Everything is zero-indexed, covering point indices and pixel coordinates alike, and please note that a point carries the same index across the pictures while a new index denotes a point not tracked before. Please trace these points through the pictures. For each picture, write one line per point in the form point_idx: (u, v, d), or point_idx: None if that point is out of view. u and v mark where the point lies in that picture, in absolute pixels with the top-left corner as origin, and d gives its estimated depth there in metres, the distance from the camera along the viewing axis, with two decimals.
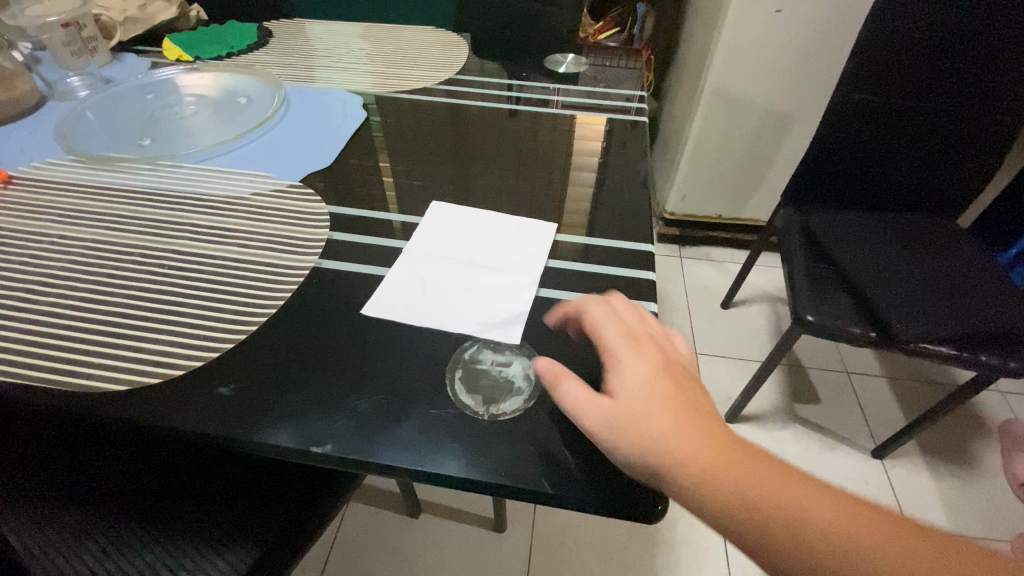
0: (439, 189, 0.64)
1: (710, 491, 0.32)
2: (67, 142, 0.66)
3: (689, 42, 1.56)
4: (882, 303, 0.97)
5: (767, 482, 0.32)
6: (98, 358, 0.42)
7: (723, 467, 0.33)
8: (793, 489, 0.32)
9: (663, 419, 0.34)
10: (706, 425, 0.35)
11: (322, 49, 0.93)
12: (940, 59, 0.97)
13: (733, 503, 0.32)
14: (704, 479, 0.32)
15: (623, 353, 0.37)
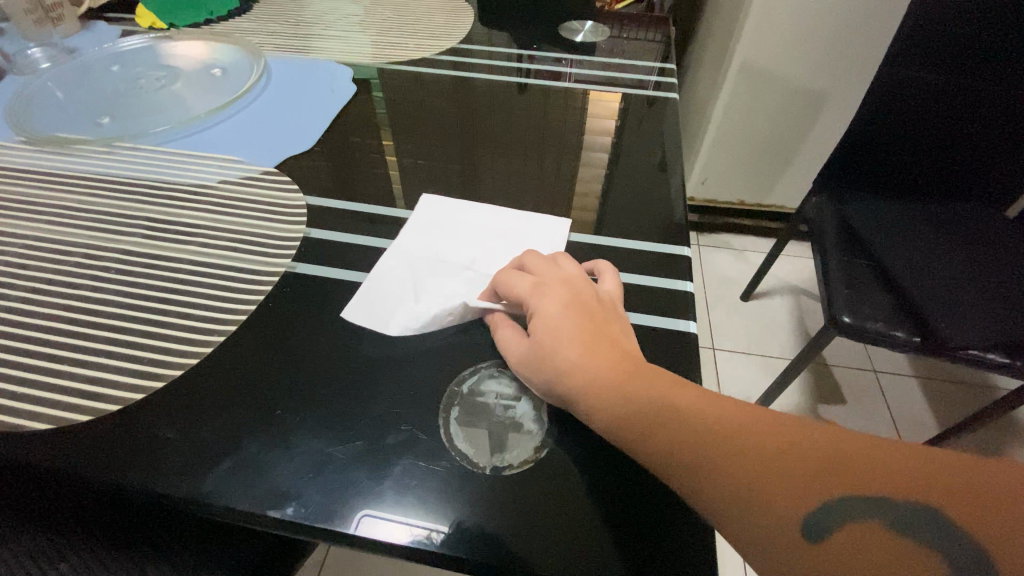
0: (443, 169, 0.56)
1: (645, 446, 0.30)
2: (16, 120, 0.58)
3: (715, 10, 1.43)
4: (929, 310, 0.89)
5: (715, 429, 0.29)
6: (19, 385, 0.35)
7: (659, 422, 0.30)
8: (742, 428, 0.29)
9: (574, 365, 0.33)
10: (626, 367, 0.33)
11: (311, 15, 0.84)
12: (999, 32, 0.87)
13: (679, 462, 0.29)
14: (634, 433, 0.31)
15: (531, 301, 0.37)
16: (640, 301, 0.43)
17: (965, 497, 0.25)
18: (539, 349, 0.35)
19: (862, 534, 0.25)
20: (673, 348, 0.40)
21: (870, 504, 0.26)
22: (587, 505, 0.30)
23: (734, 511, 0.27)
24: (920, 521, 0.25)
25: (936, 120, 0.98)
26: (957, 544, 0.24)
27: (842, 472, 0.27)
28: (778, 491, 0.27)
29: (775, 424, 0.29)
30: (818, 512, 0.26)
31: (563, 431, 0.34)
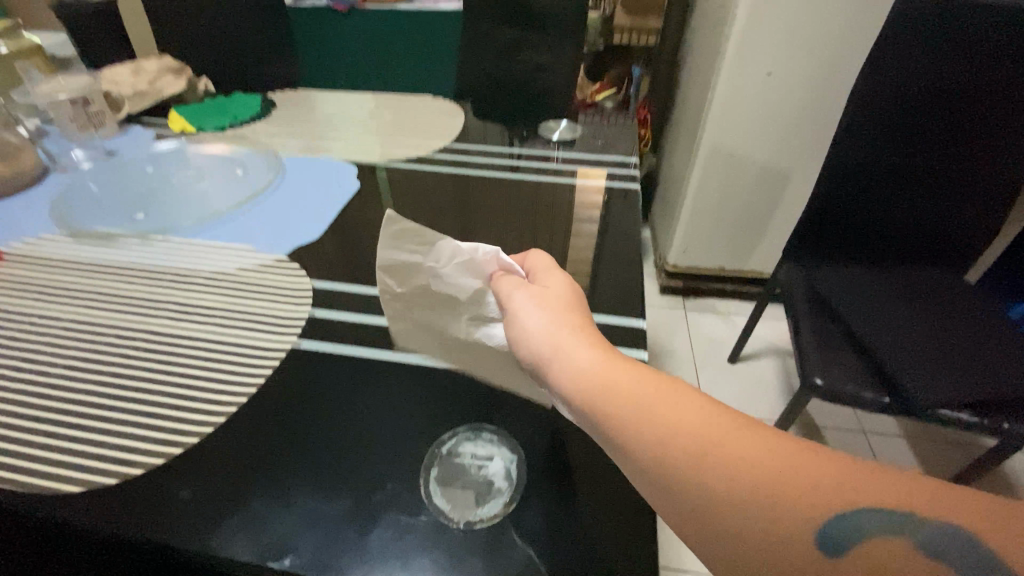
0: None
1: (652, 456, 0.30)
2: (63, 217, 0.67)
3: (685, 99, 1.60)
4: (897, 368, 0.93)
5: (742, 449, 0.29)
6: (54, 451, 0.40)
7: (677, 404, 0.32)
8: (761, 446, 0.29)
9: (574, 346, 0.36)
10: (634, 372, 0.34)
11: (324, 119, 0.96)
12: (936, 117, 0.98)
13: (688, 479, 0.29)
14: (643, 438, 0.31)
15: (544, 284, 0.42)
16: None
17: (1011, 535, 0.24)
18: (542, 321, 0.38)
19: (882, 557, 0.26)
20: None
21: (898, 528, 0.26)
22: (546, 560, 0.34)
23: (746, 532, 0.27)
24: (956, 547, 0.25)
25: (890, 194, 1.08)
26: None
27: (874, 500, 0.27)
28: (795, 513, 0.27)
29: (799, 446, 0.29)
30: (837, 536, 0.26)
31: (528, 488, 0.38)
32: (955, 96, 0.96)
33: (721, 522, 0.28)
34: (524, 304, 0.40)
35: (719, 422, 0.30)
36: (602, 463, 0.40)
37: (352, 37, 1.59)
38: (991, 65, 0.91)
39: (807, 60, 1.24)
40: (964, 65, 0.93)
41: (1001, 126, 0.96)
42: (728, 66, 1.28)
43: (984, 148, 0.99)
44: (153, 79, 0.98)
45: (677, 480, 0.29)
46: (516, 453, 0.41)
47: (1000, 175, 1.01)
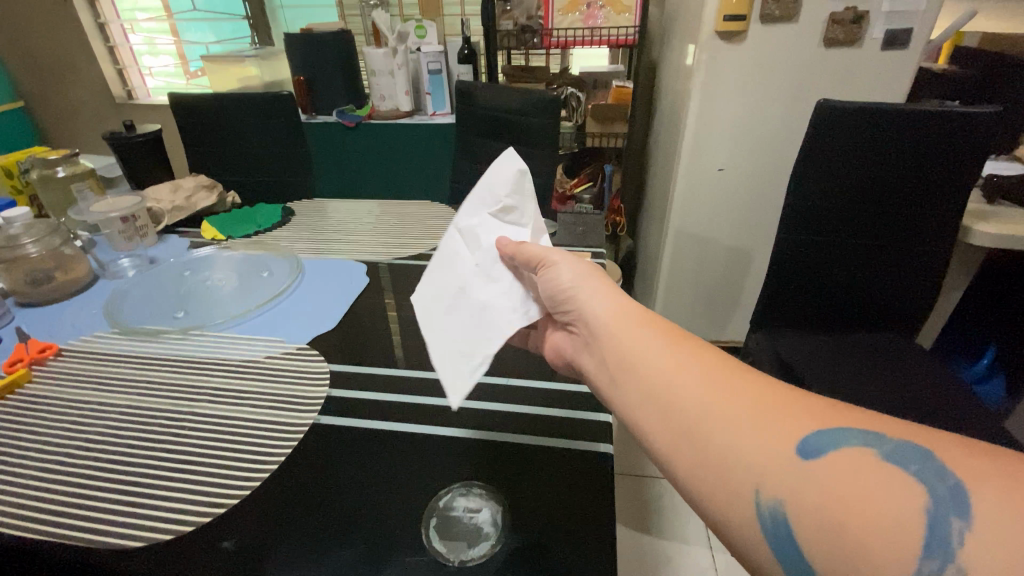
0: None
1: (672, 382, 0.41)
2: (114, 317, 0.78)
3: (653, 191, 1.80)
4: None
5: (734, 390, 0.39)
6: (116, 515, 0.47)
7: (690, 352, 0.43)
8: (765, 389, 0.39)
9: (617, 307, 0.49)
10: (669, 332, 0.46)
11: (336, 224, 1.11)
12: (871, 196, 1.12)
13: (699, 400, 0.39)
14: (667, 367, 0.42)
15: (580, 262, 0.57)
16: (576, 432, 0.57)
17: (967, 460, 0.31)
18: (590, 288, 0.51)
19: (852, 463, 0.32)
20: (601, 465, 0.53)
21: (867, 443, 0.33)
22: None
23: (737, 435, 0.36)
24: (911, 456, 0.32)
25: (837, 265, 1.20)
26: (943, 480, 0.30)
27: (853, 428, 0.35)
28: (780, 426, 0.36)
29: (797, 396, 0.39)
30: (811, 442, 0.34)
31: (511, 531, 0.47)
32: (879, 179, 1.10)
33: (720, 431, 0.37)
34: (567, 257, 0.53)
35: (721, 368, 0.41)
36: (572, 509, 0.49)
37: (359, 149, 1.82)
38: (908, 151, 1.07)
39: (751, 159, 1.44)
40: (885, 154, 1.08)
41: (928, 203, 1.10)
42: (683, 165, 1.48)
43: (915, 222, 1.12)
44: (189, 195, 1.14)
45: (691, 400, 0.40)
46: (501, 504, 0.49)
47: (930, 247, 1.14)
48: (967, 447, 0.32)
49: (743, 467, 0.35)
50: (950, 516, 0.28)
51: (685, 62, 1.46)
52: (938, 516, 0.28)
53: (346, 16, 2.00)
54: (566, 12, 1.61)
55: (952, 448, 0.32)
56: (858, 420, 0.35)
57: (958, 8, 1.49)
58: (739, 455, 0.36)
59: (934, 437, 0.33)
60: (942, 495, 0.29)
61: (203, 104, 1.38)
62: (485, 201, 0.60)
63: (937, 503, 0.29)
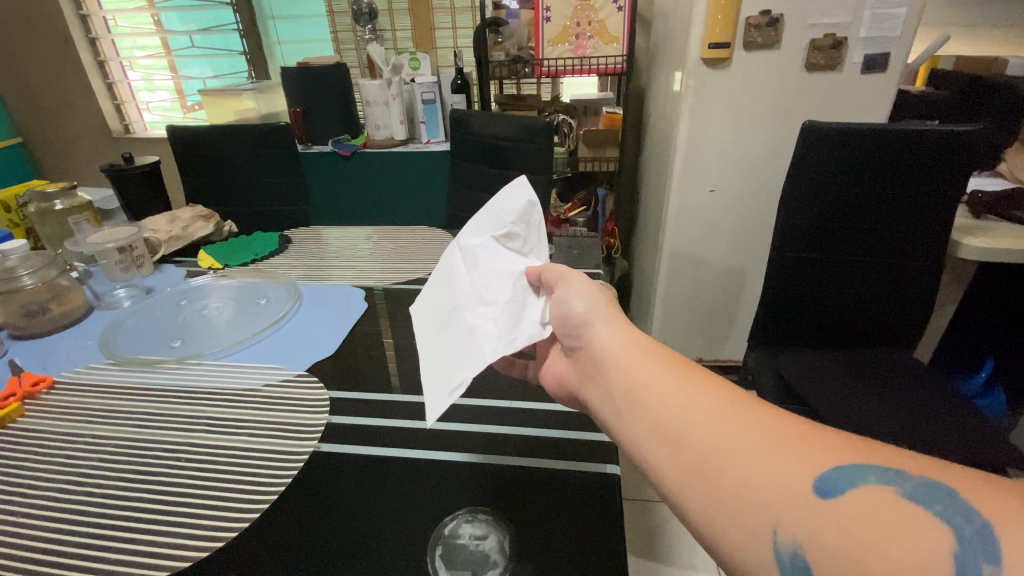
0: None
1: (683, 420, 0.40)
2: (110, 347, 0.77)
3: (647, 211, 1.82)
4: None
5: (749, 425, 0.38)
6: (110, 552, 0.46)
7: (700, 387, 0.42)
8: (781, 425, 0.38)
9: (625, 342, 0.48)
10: (681, 368, 0.45)
11: (334, 251, 1.12)
12: (861, 216, 1.14)
13: (711, 440, 0.38)
14: (679, 405, 0.41)
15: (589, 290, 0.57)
16: (582, 453, 0.56)
17: (994, 498, 0.29)
18: (597, 322, 0.51)
19: (873, 503, 0.30)
20: (608, 486, 0.52)
21: (887, 482, 0.32)
22: None
23: (749, 472, 0.35)
24: (933, 497, 0.30)
25: (830, 284, 1.22)
26: (968, 520, 0.28)
27: (871, 465, 0.33)
28: (796, 465, 0.34)
29: (814, 432, 0.37)
30: (829, 480, 0.33)
31: (518, 559, 0.46)
32: (866, 200, 1.13)
33: (735, 469, 0.36)
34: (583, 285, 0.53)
35: (730, 403, 0.40)
36: (581, 534, 0.48)
37: (355, 177, 1.84)
38: (895, 172, 1.10)
39: (741, 182, 1.48)
40: (872, 175, 1.11)
41: (917, 221, 1.12)
42: (675, 187, 1.51)
43: (906, 241, 1.14)
44: (186, 225, 1.14)
45: (704, 436, 0.38)
46: (507, 531, 0.48)
47: (920, 264, 1.16)
48: (996, 486, 0.30)
49: (758, 505, 0.34)
50: (979, 559, 0.26)
51: (672, 88, 1.50)
52: (966, 558, 0.27)
53: (340, 49, 2.05)
54: (555, 43, 1.66)
55: (978, 486, 0.30)
56: (878, 456, 0.34)
57: (931, 33, 1.55)
58: (754, 494, 0.34)
59: (960, 477, 0.31)
60: (969, 536, 0.27)
61: (202, 136, 1.40)
62: (490, 225, 0.61)
63: (963, 545, 0.27)
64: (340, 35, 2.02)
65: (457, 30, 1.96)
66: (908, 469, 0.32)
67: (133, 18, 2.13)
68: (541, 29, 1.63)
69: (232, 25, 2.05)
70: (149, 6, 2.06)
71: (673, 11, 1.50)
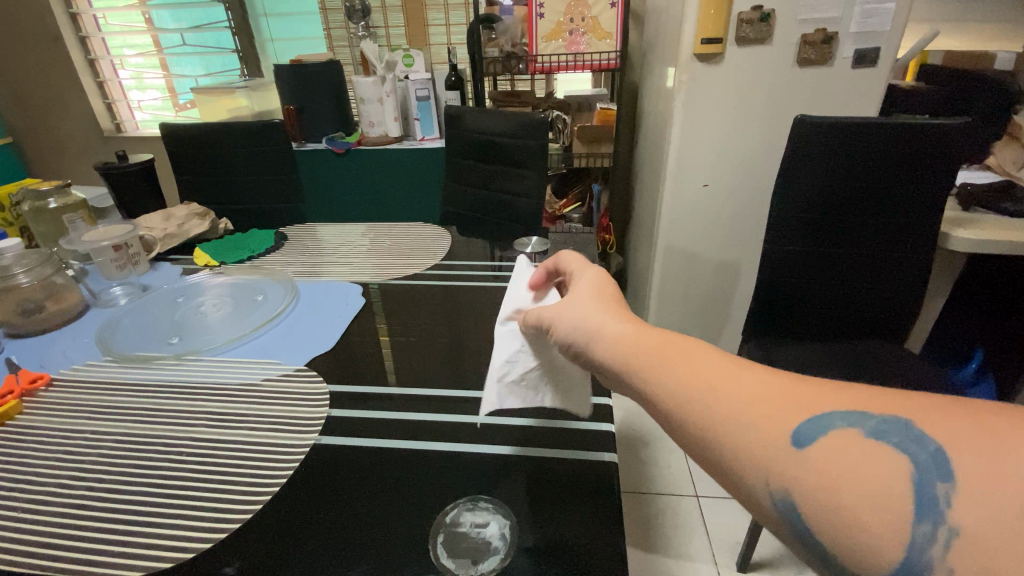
0: (433, 343, 0.77)
1: (663, 396, 0.38)
2: (106, 345, 0.77)
3: (641, 204, 1.83)
4: None
5: (730, 388, 0.36)
6: (112, 547, 0.46)
7: (676, 364, 0.39)
8: (753, 378, 0.36)
9: (613, 325, 0.46)
10: (658, 339, 0.42)
11: (330, 248, 1.12)
12: (847, 206, 1.16)
13: (684, 406, 0.37)
14: (659, 381, 0.39)
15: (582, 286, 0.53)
16: (578, 442, 0.57)
17: (948, 421, 0.29)
18: (582, 311, 0.49)
19: (840, 444, 0.30)
20: (606, 472, 0.53)
21: (851, 422, 0.31)
22: None
23: (733, 436, 0.34)
24: (892, 428, 0.30)
25: (823, 276, 1.23)
26: (922, 446, 0.28)
27: (835, 406, 0.32)
28: (767, 418, 0.33)
29: (781, 379, 0.36)
30: (804, 428, 0.31)
31: (517, 546, 0.46)
32: (851, 189, 1.14)
33: (713, 434, 0.34)
34: (569, 303, 0.50)
35: (708, 374, 0.37)
36: (578, 521, 0.48)
37: (351, 175, 1.84)
38: (882, 158, 1.10)
39: (734, 177, 1.49)
40: (855, 164, 1.12)
41: (906, 209, 1.13)
42: (669, 183, 1.52)
43: (894, 229, 1.15)
44: (182, 223, 1.14)
45: (690, 407, 0.36)
46: (507, 518, 0.49)
47: (911, 256, 1.17)
48: (949, 411, 0.30)
49: (745, 467, 0.33)
50: (933, 480, 0.27)
51: (665, 84, 1.52)
52: (923, 481, 0.27)
53: (334, 47, 2.05)
54: (549, 39, 1.65)
55: (930, 410, 0.30)
56: (843, 394, 0.33)
57: (920, 28, 1.57)
58: (734, 456, 0.33)
59: (916, 403, 0.31)
60: (924, 462, 0.28)
61: (195, 133, 1.39)
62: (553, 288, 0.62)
63: (919, 470, 0.28)
64: (334, 32, 2.02)
65: (450, 27, 1.96)
66: (871, 405, 0.32)
67: (124, 17, 2.12)
68: (535, 25, 1.63)
69: (224, 22, 2.04)
70: (139, 4, 2.04)
71: (665, 6, 1.52)
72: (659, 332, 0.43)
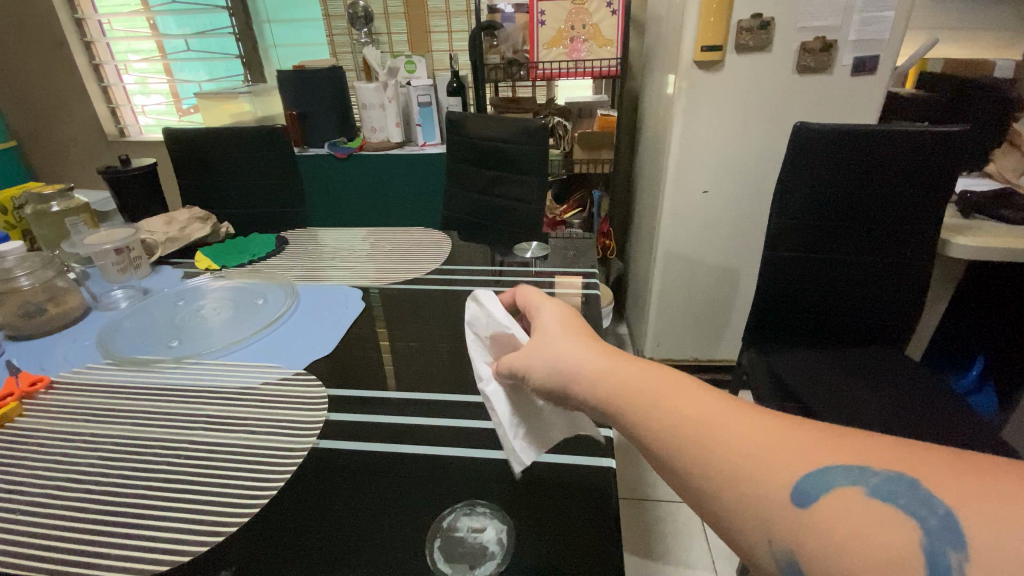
0: (433, 347, 0.77)
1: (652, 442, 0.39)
2: (107, 348, 0.77)
3: (641, 210, 1.83)
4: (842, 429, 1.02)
5: (725, 437, 0.37)
6: (107, 551, 0.46)
7: (668, 414, 0.40)
8: (750, 430, 0.37)
9: (592, 367, 0.45)
10: (651, 381, 0.43)
11: (330, 252, 1.13)
12: (847, 217, 1.16)
13: (682, 448, 0.37)
14: (650, 436, 0.40)
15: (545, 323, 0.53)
16: (577, 447, 0.57)
17: (953, 485, 0.30)
18: (554, 349, 0.48)
19: (847, 503, 0.31)
20: (603, 477, 0.53)
21: (853, 480, 0.32)
22: None
23: (734, 491, 0.35)
24: (897, 488, 0.31)
25: (825, 284, 1.23)
26: (932, 511, 0.29)
27: (836, 462, 0.34)
28: (769, 474, 0.34)
29: (783, 431, 0.37)
30: (801, 486, 0.33)
31: (516, 552, 0.46)
32: (851, 198, 1.14)
33: (709, 491, 0.36)
34: (539, 354, 0.49)
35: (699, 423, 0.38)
36: (577, 526, 0.48)
37: (352, 180, 1.85)
38: (886, 169, 1.11)
39: (735, 186, 1.50)
40: (857, 175, 1.12)
41: (911, 220, 1.13)
42: (669, 188, 1.52)
43: (896, 240, 1.16)
44: (183, 226, 1.14)
45: (686, 460, 0.37)
46: (505, 523, 0.49)
47: (911, 262, 1.17)
48: (959, 473, 0.31)
49: (746, 521, 0.34)
50: (945, 549, 0.28)
51: (667, 90, 1.50)
52: (934, 547, 0.28)
53: (338, 53, 2.08)
54: (550, 46, 1.66)
55: (934, 472, 0.31)
56: (845, 448, 0.35)
57: (919, 37, 1.58)
58: (737, 510, 0.34)
59: (920, 462, 0.32)
60: (934, 528, 0.29)
61: (198, 137, 1.40)
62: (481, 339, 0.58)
63: (929, 537, 0.29)
64: (337, 39, 2.05)
65: (452, 34, 1.98)
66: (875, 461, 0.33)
67: (128, 22, 2.13)
68: (536, 32, 1.65)
69: (227, 29, 2.06)
70: (144, 10, 2.06)
71: (665, 14, 1.53)
72: (648, 373, 0.43)
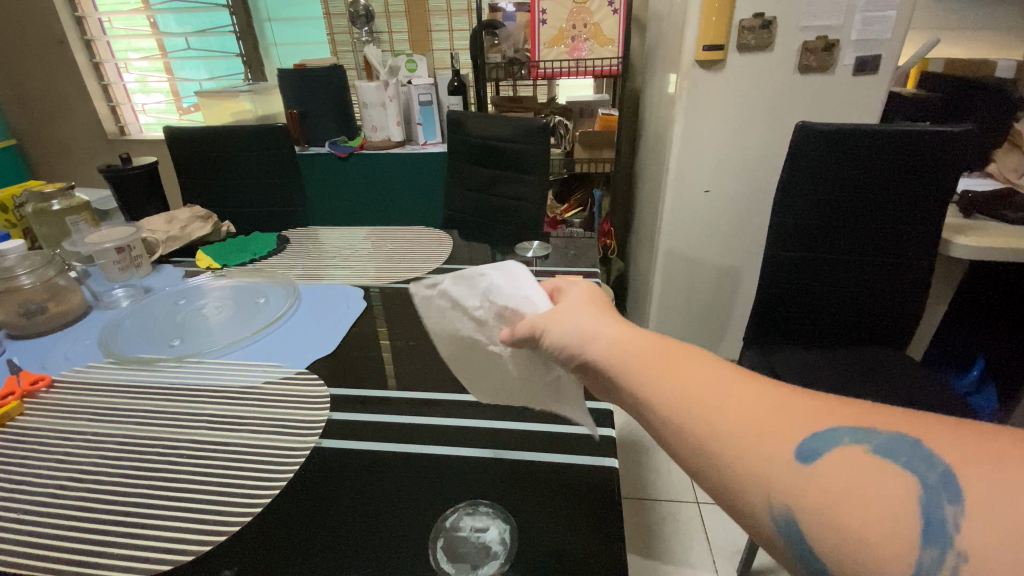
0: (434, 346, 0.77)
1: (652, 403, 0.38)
2: (108, 347, 0.77)
3: (643, 210, 1.83)
4: None
5: (728, 397, 0.35)
6: (109, 551, 0.46)
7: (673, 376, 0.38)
8: (755, 393, 0.35)
9: (603, 334, 0.44)
10: (658, 347, 0.41)
11: (331, 251, 1.12)
12: (848, 216, 1.16)
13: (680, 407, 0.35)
14: (654, 395, 0.38)
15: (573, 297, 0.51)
16: (581, 446, 0.57)
17: (957, 443, 0.28)
18: (578, 319, 0.47)
19: (847, 460, 0.29)
20: (607, 477, 0.53)
21: (855, 438, 0.30)
22: None
23: (733, 448, 0.32)
24: (900, 447, 0.29)
25: (828, 281, 1.23)
26: (932, 467, 0.27)
27: (840, 421, 0.31)
28: (770, 431, 0.32)
29: (786, 393, 0.34)
30: (805, 442, 0.30)
31: (520, 551, 0.46)
32: (853, 198, 1.14)
33: (706, 446, 0.33)
34: (558, 319, 0.47)
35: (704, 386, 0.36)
36: (581, 526, 0.48)
37: (352, 179, 1.85)
38: (887, 168, 1.10)
39: (736, 185, 1.49)
40: (858, 175, 1.12)
41: (912, 220, 1.13)
42: (670, 186, 1.52)
43: (898, 239, 1.16)
44: (184, 225, 1.14)
45: (687, 419, 0.35)
46: (508, 522, 0.49)
47: (913, 261, 1.17)
48: (962, 432, 0.29)
49: (743, 477, 0.31)
50: (943, 502, 0.26)
51: (668, 90, 1.51)
52: (933, 501, 0.26)
53: (339, 51, 2.08)
54: (552, 45, 1.66)
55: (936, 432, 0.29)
56: (847, 409, 0.32)
57: (921, 36, 1.58)
58: (735, 466, 0.32)
59: (922, 422, 0.30)
60: (933, 482, 0.27)
61: (199, 135, 1.39)
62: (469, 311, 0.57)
63: (928, 491, 0.27)
64: (337, 37, 2.04)
65: (453, 33, 1.98)
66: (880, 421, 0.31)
67: (128, 21, 2.13)
68: (537, 31, 1.64)
69: (227, 27, 2.05)
70: (144, 8, 2.05)
71: (666, 13, 1.53)
72: (657, 342, 0.42)
